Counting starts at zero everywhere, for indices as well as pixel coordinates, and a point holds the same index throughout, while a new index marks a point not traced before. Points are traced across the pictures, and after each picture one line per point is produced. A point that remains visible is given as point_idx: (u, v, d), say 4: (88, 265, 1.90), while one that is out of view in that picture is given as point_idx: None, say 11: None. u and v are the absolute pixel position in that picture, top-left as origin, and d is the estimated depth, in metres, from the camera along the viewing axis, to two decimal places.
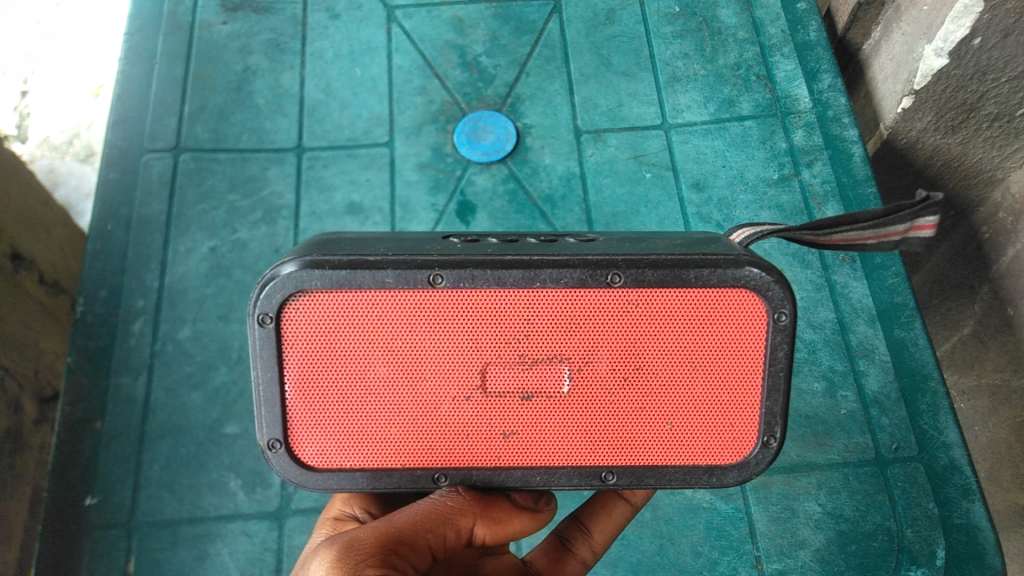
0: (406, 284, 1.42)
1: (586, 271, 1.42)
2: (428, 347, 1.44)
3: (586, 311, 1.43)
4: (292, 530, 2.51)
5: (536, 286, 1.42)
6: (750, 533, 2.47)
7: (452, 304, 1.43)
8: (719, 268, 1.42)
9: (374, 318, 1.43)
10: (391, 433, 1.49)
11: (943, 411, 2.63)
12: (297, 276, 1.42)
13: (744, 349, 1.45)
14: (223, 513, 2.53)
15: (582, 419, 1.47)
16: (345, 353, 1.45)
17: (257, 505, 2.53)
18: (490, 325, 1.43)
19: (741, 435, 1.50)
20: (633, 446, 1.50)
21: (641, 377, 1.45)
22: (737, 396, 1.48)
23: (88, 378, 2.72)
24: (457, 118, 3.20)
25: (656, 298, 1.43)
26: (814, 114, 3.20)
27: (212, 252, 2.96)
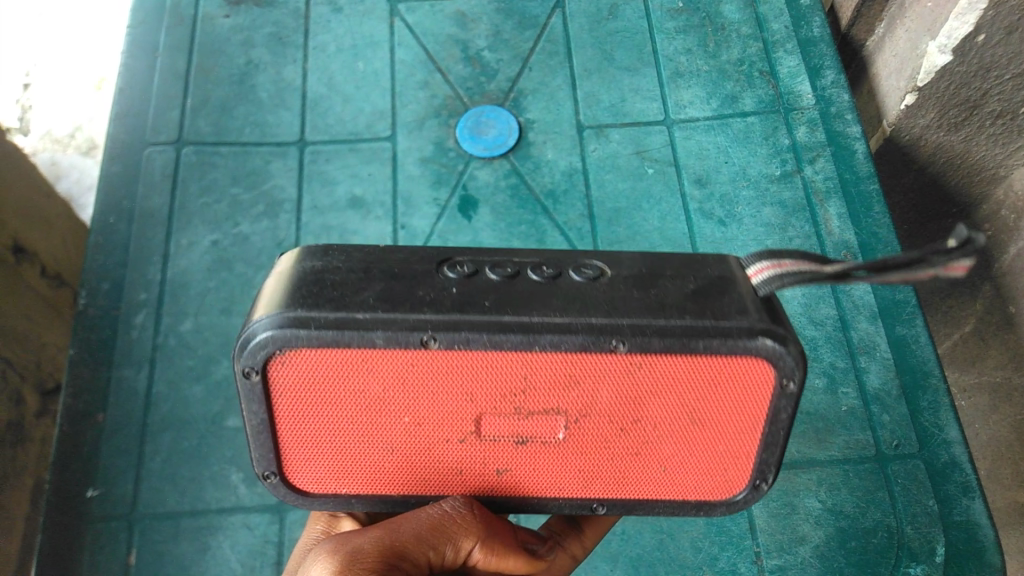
0: (393, 345, 1.28)
1: (588, 337, 1.26)
2: (418, 402, 1.36)
3: (588, 374, 1.31)
4: (292, 524, 2.51)
5: (535, 351, 1.28)
6: (750, 529, 2.47)
7: (442, 365, 1.30)
8: (732, 338, 1.27)
9: (356, 378, 1.33)
10: (386, 465, 1.50)
11: (944, 409, 2.63)
12: (272, 336, 1.29)
13: (749, 411, 1.37)
14: (224, 506, 2.53)
15: (574, 463, 1.47)
16: (330, 403, 1.37)
17: (258, 498, 2.54)
18: (483, 385, 1.33)
19: (734, 478, 1.50)
20: (625, 483, 1.51)
21: (639, 435, 1.40)
22: (734, 448, 1.44)
23: (90, 370, 2.72)
24: (459, 112, 3.20)
25: (663, 364, 1.30)
26: (817, 110, 3.20)
27: (214, 246, 2.96)
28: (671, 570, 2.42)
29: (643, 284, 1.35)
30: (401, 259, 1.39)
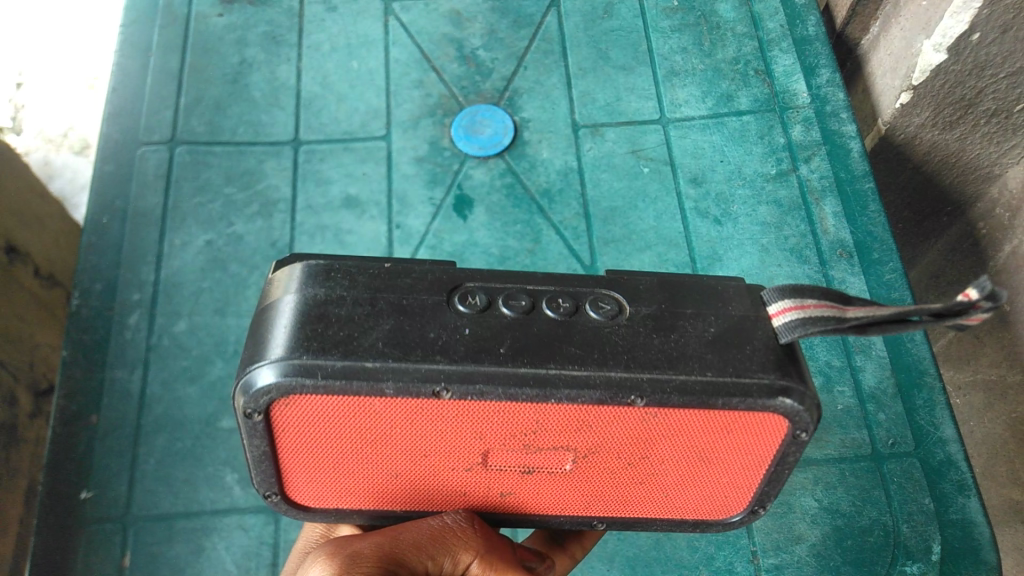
0: (406, 394, 1.22)
1: (607, 391, 1.22)
2: (425, 440, 1.33)
3: (601, 419, 1.27)
4: (288, 525, 2.50)
5: (549, 402, 1.23)
6: (746, 528, 2.47)
7: (452, 411, 1.26)
8: (749, 397, 1.24)
9: (363, 420, 1.30)
10: (391, 487, 1.49)
11: (939, 407, 2.63)
12: (278, 386, 1.22)
13: (755, 450, 1.37)
14: (219, 507, 2.52)
15: (580, 488, 1.47)
16: (334, 438, 1.34)
17: (253, 499, 2.53)
18: (493, 425, 1.29)
19: (732, 503, 1.52)
20: (626, 505, 1.53)
21: (645, 468, 1.40)
22: (736, 481, 1.45)
23: (83, 371, 2.71)
24: (454, 111, 3.19)
25: (679, 414, 1.26)
26: (812, 109, 3.20)
27: (208, 246, 2.95)
28: (668, 569, 2.42)
29: (663, 326, 1.30)
30: (407, 291, 1.31)
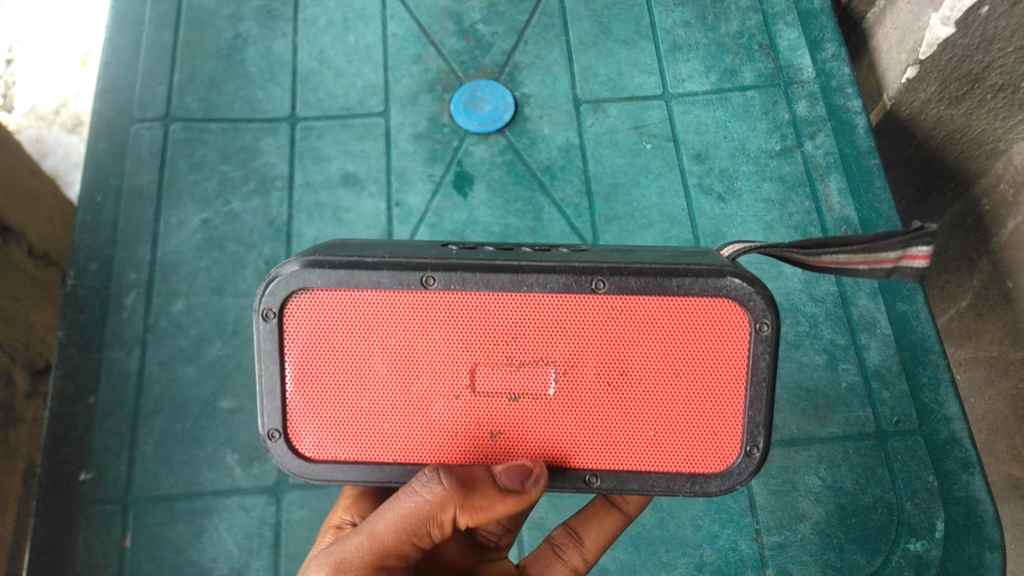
0: (398, 284, 1.70)
1: (569, 280, 1.69)
2: (427, 347, 1.73)
3: (570, 314, 1.70)
4: (289, 505, 2.47)
5: (524, 289, 1.69)
6: (750, 507, 2.45)
7: (447, 303, 1.71)
8: (701, 278, 1.68)
9: (380, 325, 1.72)
10: (396, 420, 1.78)
11: (944, 385, 2.62)
12: (307, 276, 1.71)
13: (721, 354, 1.71)
14: (220, 488, 2.49)
15: (566, 415, 1.74)
16: (349, 353, 1.74)
17: (255, 480, 2.49)
18: (480, 331, 1.71)
19: (716, 441, 1.75)
20: (612, 441, 1.76)
21: (621, 379, 1.71)
22: (715, 403, 1.72)
23: (81, 351, 2.68)
24: (453, 87, 3.14)
25: (638, 304, 1.69)
26: (817, 84, 3.15)
27: (204, 224, 2.90)
28: (671, 548, 2.41)
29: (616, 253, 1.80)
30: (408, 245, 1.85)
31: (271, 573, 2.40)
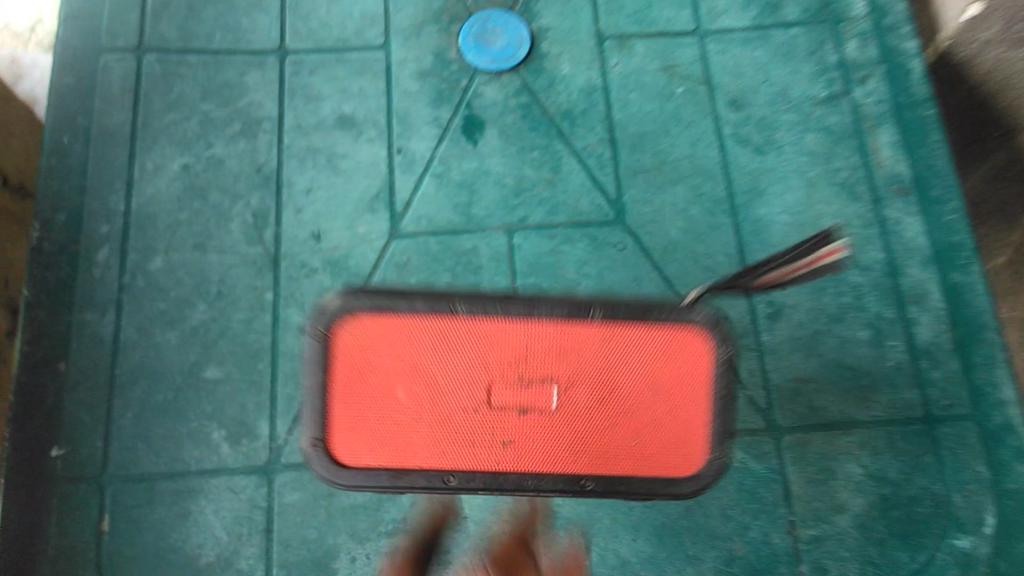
0: (433, 310, 1.42)
1: (574, 307, 1.44)
2: (435, 362, 1.44)
3: (572, 339, 1.44)
4: (282, 487, 2.25)
5: (535, 317, 1.43)
6: (784, 496, 2.28)
7: (464, 322, 1.43)
8: (680, 311, 1.45)
9: (394, 340, 1.44)
10: (376, 447, 1.47)
11: (999, 365, 2.39)
12: (339, 302, 1.43)
13: (692, 376, 1.46)
14: (205, 467, 2.27)
15: (561, 433, 1.47)
16: (373, 368, 1.44)
17: (244, 459, 2.27)
18: (490, 350, 1.44)
19: (690, 452, 1.48)
20: (608, 456, 1.48)
21: (613, 403, 1.46)
22: (687, 434, 1.48)
23: (50, 313, 2.42)
24: (461, 17, 2.79)
25: (633, 331, 1.44)
26: (869, 21, 2.81)
27: (184, 171, 2.60)
28: (699, 540, 2.23)
29: None
30: None
31: (264, 561, 2.19)
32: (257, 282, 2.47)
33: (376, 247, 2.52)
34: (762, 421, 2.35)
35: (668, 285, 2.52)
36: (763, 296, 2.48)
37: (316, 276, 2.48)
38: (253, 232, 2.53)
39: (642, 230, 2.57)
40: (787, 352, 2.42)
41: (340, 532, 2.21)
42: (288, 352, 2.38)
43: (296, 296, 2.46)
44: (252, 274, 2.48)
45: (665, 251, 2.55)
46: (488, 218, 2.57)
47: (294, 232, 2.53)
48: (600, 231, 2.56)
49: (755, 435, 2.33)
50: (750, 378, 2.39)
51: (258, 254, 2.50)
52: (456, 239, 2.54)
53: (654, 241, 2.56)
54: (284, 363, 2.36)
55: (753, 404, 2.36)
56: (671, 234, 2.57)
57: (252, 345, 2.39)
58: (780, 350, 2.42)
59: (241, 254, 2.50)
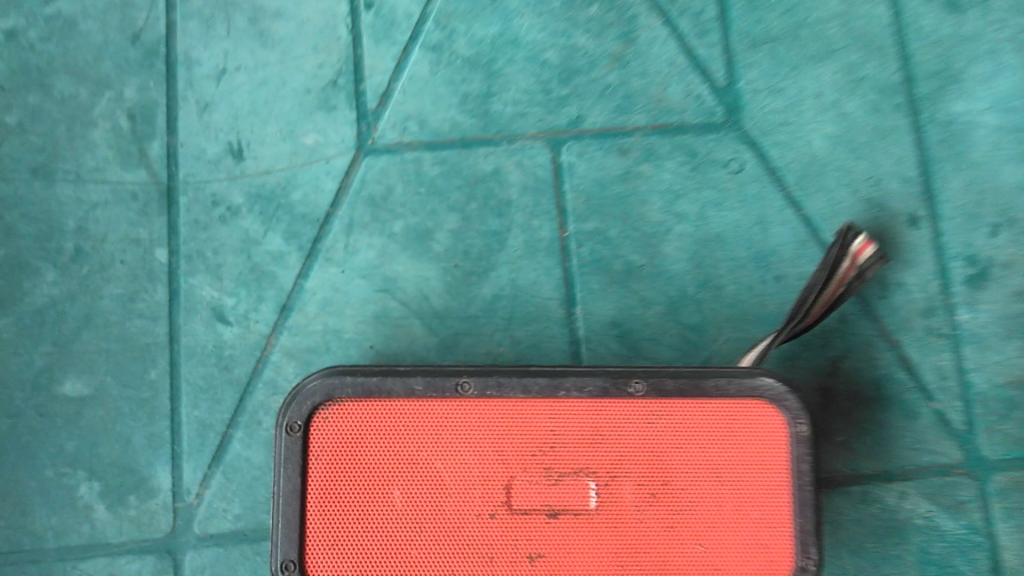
0: (435, 393, 1.19)
1: (611, 380, 1.20)
2: (443, 457, 1.18)
3: (611, 421, 1.19)
4: (196, 573, 1.43)
5: (560, 396, 1.20)
6: (991, 570, 1.46)
7: (476, 416, 1.19)
8: (734, 377, 1.21)
9: (397, 449, 1.18)
10: (364, 567, 1.17)
11: None
12: (321, 382, 1.19)
13: (763, 462, 1.19)
14: (70, 543, 1.43)
15: (605, 546, 1.17)
16: (367, 473, 1.18)
17: (132, 529, 1.43)
18: (508, 438, 1.19)
19: (776, 556, 1.19)
20: (668, 573, 1.18)
21: (667, 494, 1.18)
22: (764, 519, 1.19)
23: None
24: None
25: (679, 410, 1.20)
26: None
27: (9, 40, 1.55)
28: None
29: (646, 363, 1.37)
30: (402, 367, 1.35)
31: None
32: (140, 230, 1.51)
33: (334, 168, 1.53)
34: (959, 452, 1.49)
35: (813, 231, 1.53)
36: (960, 247, 1.54)
37: (237, 219, 1.51)
38: (129, 146, 1.53)
39: (768, 139, 1.56)
40: (1000, 340, 1.51)
41: None
42: (198, 349, 1.48)
43: (207, 254, 1.50)
44: (134, 217, 1.51)
45: (805, 175, 1.55)
46: (516, 121, 1.55)
47: (200, 144, 1.54)
48: (702, 141, 1.56)
49: (947, 474, 1.48)
50: (940, 382, 1.51)
51: (139, 185, 1.52)
52: (469, 156, 1.54)
53: (788, 158, 1.56)
54: (194, 369, 1.47)
55: (944, 425, 1.50)
56: (814, 145, 1.57)
57: (136, 341, 1.48)
58: (987, 338, 1.51)
59: (111, 184, 1.52)
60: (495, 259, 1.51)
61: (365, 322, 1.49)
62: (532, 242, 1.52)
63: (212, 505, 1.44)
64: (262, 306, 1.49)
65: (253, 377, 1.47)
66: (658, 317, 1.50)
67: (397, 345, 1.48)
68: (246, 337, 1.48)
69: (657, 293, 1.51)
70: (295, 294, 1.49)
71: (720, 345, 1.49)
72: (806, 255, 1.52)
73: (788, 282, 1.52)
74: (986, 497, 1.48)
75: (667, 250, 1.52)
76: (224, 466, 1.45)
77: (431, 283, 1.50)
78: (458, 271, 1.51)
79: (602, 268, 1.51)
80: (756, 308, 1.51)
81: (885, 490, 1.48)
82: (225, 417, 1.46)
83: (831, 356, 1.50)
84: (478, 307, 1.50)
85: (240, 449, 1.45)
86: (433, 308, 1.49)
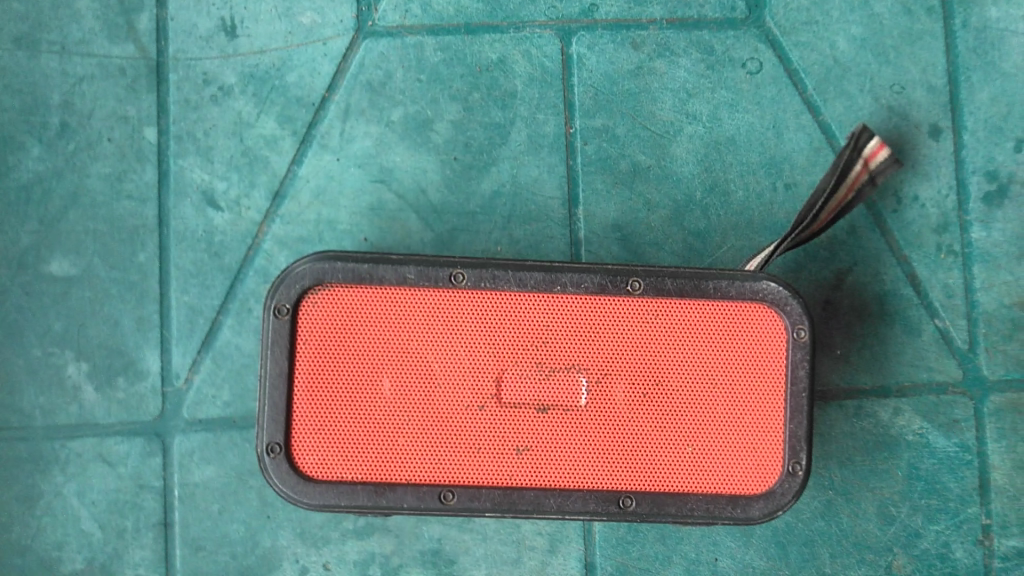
0: (427, 282, 1.16)
1: (609, 277, 1.16)
2: (433, 347, 1.15)
3: (607, 318, 1.16)
4: (184, 458, 1.43)
5: (556, 291, 1.16)
6: (979, 488, 1.45)
7: (469, 308, 1.16)
8: (736, 280, 1.17)
9: (386, 338, 1.15)
10: (350, 454, 1.15)
11: None
12: (310, 265, 1.15)
13: (760, 367, 1.17)
14: (58, 423, 1.43)
15: (594, 443, 1.15)
16: (355, 359, 1.15)
17: (121, 411, 1.43)
18: (501, 331, 1.15)
19: (766, 459, 1.17)
20: (655, 472, 1.16)
21: (661, 394, 1.15)
22: (757, 423, 1.17)
23: None
24: None
25: (677, 311, 1.16)
26: None
27: None
28: (839, 553, 1.44)
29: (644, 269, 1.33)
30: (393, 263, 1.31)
31: (161, 567, 1.42)
32: (129, 108, 1.45)
33: (331, 50, 1.46)
34: (958, 371, 1.46)
35: (830, 138, 1.47)
36: (981, 162, 1.48)
37: (229, 100, 1.45)
38: (116, 18, 1.45)
39: (790, 39, 1.48)
40: (1012, 260, 1.47)
41: (283, 527, 1.42)
42: (188, 233, 1.44)
43: (198, 135, 1.45)
44: (122, 93, 1.45)
45: (826, 79, 1.48)
46: (524, 8, 1.47)
47: (191, 19, 1.45)
48: (720, 38, 1.48)
49: (944, 392, 1.46)
50: (946, 300, 1.47)
51: (127, 60, 1.45)
52: (474, 43, 1.46)
53: (809, 60, 1.48)
54: (184, 254, 1.44)
55: (946, 343, 1.47)
56: (838, 47, 1.48)
57: (124, 223, 1.44)
58: (999, 257, 1.47)
59: (98, 58, 1.45)
60: (497, 154, 1.45)
61: (360, 214, 1.44)
62: (537, 138, 1.46)
63: (201, 391, 1.43)
64: (253, 192, 1.44)
65: (244, 265, 1.43)
66: (662, 221, 1.45)
67: (392, 238, 1.44)
68: (238, 223, 1.44)
69: (662, 196, 1.46)
70: (288, 181, 1.45)
71: (724, 253, 1.45)
72: (820, 163, 1.47)
73: (799, 190, 1.46)
74: (981, 417, 1.46)
75: (676, 152, 1.46)
76: (213, 352, 1.43)
77: (429, 176, 1.45)
78: (457, 165, 1.45)
79: (608, 168, 1.46)
80: (764, 216, 1.45)
81: (879, 406, 1.46)
82: (216, 303, 1.43)
83: (836, 269, 1.46)
84: (478, 203, 1.45)
85: (230, 336, 1.43)
86: (430, 202, 1.45)
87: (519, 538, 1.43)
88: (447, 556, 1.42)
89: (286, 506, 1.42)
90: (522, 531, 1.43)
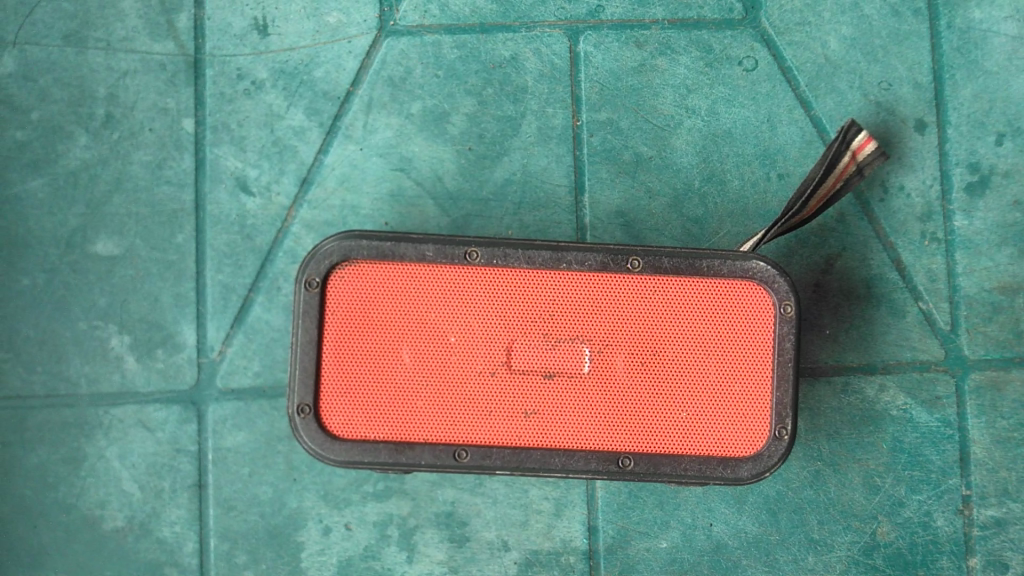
0: (444, 260, 1.26)
1: (610, 256, 1.27)
2: (450, 318, 1.25)
3: (609, 294, 1.26)
4: (217, 424, 1.54)
5: (562, 268, 1.26)
6: (959, 461, 1.55)
7: (482, 282, 1.26)
8: (726, 258, 1.27)
9: (407, 311, 1.26)
10: (373, 415, 1.26)
11: None
12: (338, 243, 1.26)
13: (748, 339, 1.27)
14: (103, 391, 1.54)
15: (596, 407, 1.26)
16: (379, 329, 1.25)
17: (160, 380, 1.54)
18: (512, 304, 1.26)
19: (755, 424, 1.27)
20: (652, 434, 1.26)
21: (658, 363, 1.25)
22: (747, 390, 1.27)
23: None
24: None
25: (673, 287, 1.27)
26: None
27: None
28: (826, 521, 1.54)
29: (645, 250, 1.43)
30: None
31: (196, 527, 1.53)
32: (168, 100, 1.56)
33: (356, 48, 1.57)
34: (940, 350, 1.56)
35: (820, 131, 1.57)
36: (964, 155, 1.57)
37: (261, 93, 1.56)
38: (157, 17, 1.57)
39: (784, 38, 1.58)
40: (992, 246, 1.56)
41: (308, 490, 1.53)
42: (223, 217, 1.56)
43: (232, 126, 1.56)
44: (162, 87, 1.56)
45: (818, 76, 1.58)
46: (535, 8, 1.58)
47: (226, 18, 1.57)
48: (718, 37, 1.58)
49: (926, 370, 1.55)
50: (930, 284, 1.56)
51: (167, 56, 1.57)
52: (488, 41, 1.57)
53: (802, 58, 1.58)
54: (218, 236, 1.55)
55: (929, 324, 1.56)
56: (830, 46, 1.58)
57: (165, 207, 1.56)
58: (980, 244, 1.57)
59: (140, 54, 1.57)
60: (509, 144, 1.56)
61: (381, 200, 1.55)
62: (546, 129, 1.56)
63: (234, 361, 1.54)
64: (283, 179, 1.56)
65: (274, 246, 1.55)
66: (662, 208, 1.55)
67: (411, 222, 1.55)
68: (268, 208, 1.55)
69: (663, 185, 1.56)
70: (315, 169, 1.56)
71: (720, 239, 1.55)
72: (811, 155, 1.56)
73: (791, 180, 1.56)
74: (962, 394, 1.55)
75: (676, 143, 1.56)
76: (245, 326, 1.55)
77: (445, 165, 1.56)
78: (471, 154, 1.56)
79: (612, 158, 1.56)
80: (758, 204, 1.55)
81: (865, 383, 1.55)
82: (247, 281, 1.55)
83: (826, 254, 1.56)
84: (491, 190, 1.56)
85: (261, 312, 1.55)
86: (446, 188, 1.55)
87: (527, 503, 1.54)
88: (460, 518, 1.53)
89: (312, 469, 1.53)
90: (530, 495, 1.54)
